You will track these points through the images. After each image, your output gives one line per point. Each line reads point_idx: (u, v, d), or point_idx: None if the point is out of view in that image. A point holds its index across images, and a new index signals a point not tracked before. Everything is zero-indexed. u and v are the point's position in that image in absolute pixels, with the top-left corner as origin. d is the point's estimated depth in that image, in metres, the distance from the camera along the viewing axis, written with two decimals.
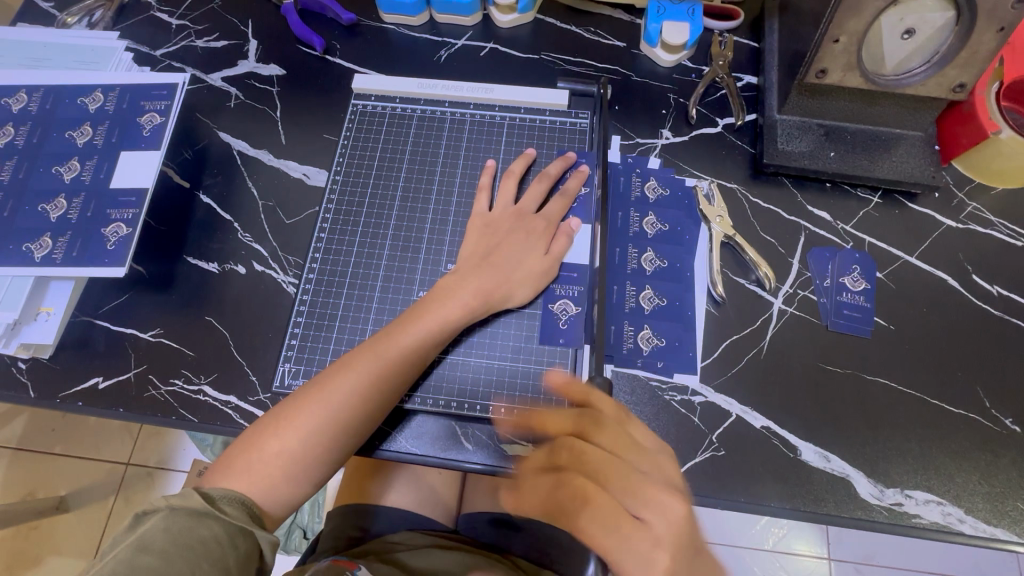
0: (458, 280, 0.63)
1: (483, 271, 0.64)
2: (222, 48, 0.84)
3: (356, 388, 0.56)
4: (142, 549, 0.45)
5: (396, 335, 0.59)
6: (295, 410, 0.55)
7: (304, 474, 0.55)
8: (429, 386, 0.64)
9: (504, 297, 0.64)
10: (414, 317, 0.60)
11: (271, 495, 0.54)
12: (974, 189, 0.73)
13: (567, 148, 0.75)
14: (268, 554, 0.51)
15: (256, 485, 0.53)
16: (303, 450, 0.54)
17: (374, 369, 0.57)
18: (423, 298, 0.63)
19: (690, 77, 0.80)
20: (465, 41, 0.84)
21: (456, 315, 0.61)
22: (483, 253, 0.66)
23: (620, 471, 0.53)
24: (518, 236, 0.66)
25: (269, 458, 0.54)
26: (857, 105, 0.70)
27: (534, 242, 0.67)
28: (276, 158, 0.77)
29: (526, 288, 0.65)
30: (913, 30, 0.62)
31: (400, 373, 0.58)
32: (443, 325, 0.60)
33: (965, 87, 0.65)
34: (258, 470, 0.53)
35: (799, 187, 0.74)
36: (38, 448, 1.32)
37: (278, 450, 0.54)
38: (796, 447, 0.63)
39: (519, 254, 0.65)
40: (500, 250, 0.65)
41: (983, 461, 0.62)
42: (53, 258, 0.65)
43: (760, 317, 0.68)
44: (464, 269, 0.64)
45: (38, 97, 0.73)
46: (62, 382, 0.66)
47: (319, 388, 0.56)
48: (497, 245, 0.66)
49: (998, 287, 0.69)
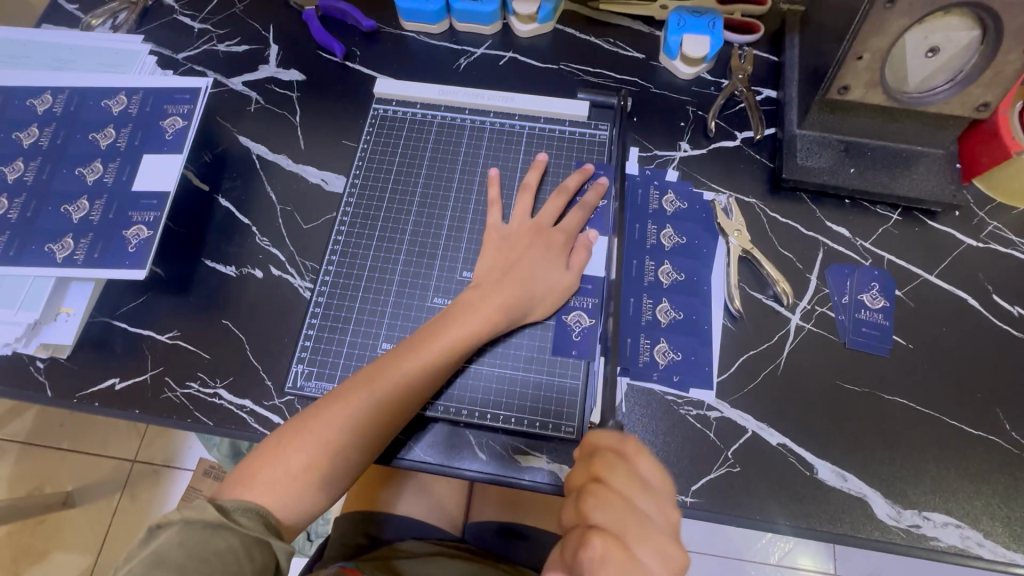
0: (479, 294, 0.63)
1: (506, 286, 0.63)
2: (243, 52, 0.85)
3: (375, 399, 0.56)
4: (157, 563, 0.45)
5: (417, 348, 0.59)
6: (314, 421, 0.56)
7: (321, 484, 0.55)
8: (448, 396, 0.63)
9: (525, 313, 0.64)
10: (435, 329, 0.60)
11: (288, 504, 0.54)
12: (995, 209, 0.72)
13: (585, 159, 0.75)
14: (283, 563, 0.50)
15: (273, 495, 0.53)
16: (321, 461, 0.55)
17: (394, 382, 0.57)
18: (445, 311, 0.63)
19: (709, 90, 0.80)
20: (484, 49, 0.84)
21: (477, 329, 0.61)
22: (504, 266, 0.65)
23: (636, 522, 0.46)
24: (538, 251, 0.66)
25: (285, 468, 0.54)
26: (877, 122, 0.70)
27: (554, 257, 0.66)
28: (295, 163, 0.78)
29: (546, 304, 0.65)
30: (937, 48, 0.62)
31: (420, 387, 0.58)
32: (463, 338, 0.60)
33: (989, 106, 0.64)
34: (281, 481, 0.54)
35: (817, 203, 0.74)
36: (47, 443, 1.32)
37: (301, 462, 0.54)
38: (813, 465, 0.62)
39: (538, 270, 0.65)
40: (521, 265, 0.65)
41: (1002, 484, 0.61)
42: (74, 259, 0.65)
43: (777, 333, 0.67)
44: (484, 283, 0.64)
45: (62, 99, 0.74)
46: (79, 382, 0.66)
47: (339, 398, 0.57)
48: (516, 260, 0.65)
49: (1019, 307, 0.68)
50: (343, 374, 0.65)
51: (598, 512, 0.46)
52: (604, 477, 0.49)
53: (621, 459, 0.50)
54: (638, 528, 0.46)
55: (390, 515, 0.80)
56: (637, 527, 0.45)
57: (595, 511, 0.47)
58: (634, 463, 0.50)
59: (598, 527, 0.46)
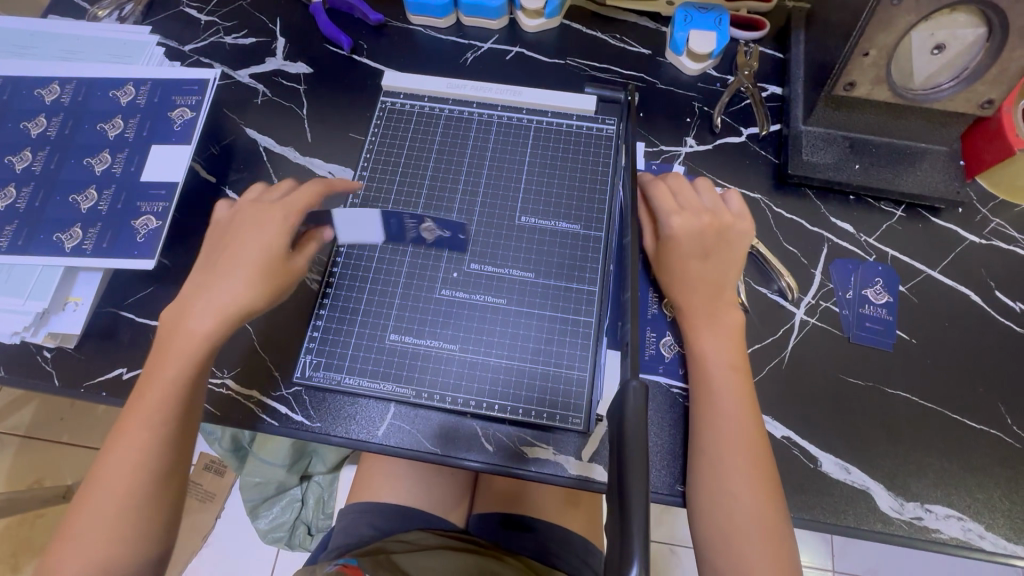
0: (195, 297, 0.61)
1: (207, 286, 0.60)
2: (250, 45, 0.85)
3: (137, 446, 0.56)
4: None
5: (153, 378, 0.58)
6: (103, 461, 0.56)
7: (147, 529, 0.55)
8: (301, 378, 0.66)
9: (233, 306, 0.59)
10: (161, 355, 0.59)
11: (115, 556, 0.54)
12: (998, 206, 0.73)
13: (592, 153, 0.75)
14: None
15: (98, 553, 0.53)
16: (114, 515, 0.54)
17: (148, 426, 0.56)
18: (165, 327, 0.60)
19: (715, 86, 0.81)
20: (491, 44, 0.84)
21: (188, 356, 0.58)
22: (215, 252, 0.63)
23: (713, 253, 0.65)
24: (250, 227, 0.62)
25: (94, 517, 0.54)
26: (883, 119, 0.70)
27: (260, 247, 0.61)
28: (302, 155, 0.78)
29: (255, 297, 0.60)
30: (943, 46, 0.63)
31: (165, 421, 0.57)
32: (175, 369, 0.58)
33: (993, 104, 0.65)
34: (97, 540, 0.54)
35: (821, 199, 0.74)
36: (47, 436, 1.32)
37: (99, 513, 0.54)
38: (816, 458, 0.63)
39: (237, 259, 0.61)
40: (232, 251, 0.62)
41: (1003, 477, 0.62)
42: (83, 248, 0.65)
43: (782, 327, 0.68)
44: (206, 285, 0.61)
45: (70, 89, 0.74)
46: (87, 371, 0.67)
47: (116, 443, 0.56)
48: (228, 240, 0.63)
49: (1020, 303, 0.69)
50: (352, 363, 0.65)
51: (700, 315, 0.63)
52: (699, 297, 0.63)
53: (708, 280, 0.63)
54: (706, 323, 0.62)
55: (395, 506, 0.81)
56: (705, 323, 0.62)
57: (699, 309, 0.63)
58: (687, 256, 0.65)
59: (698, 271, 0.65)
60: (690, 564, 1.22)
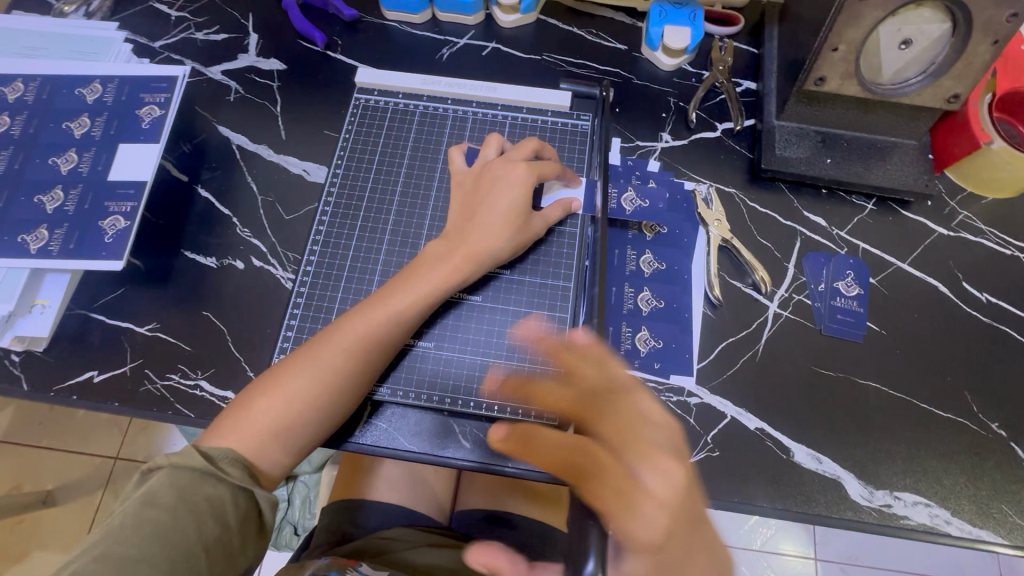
0: (448, 245, 0.63)
1: (471, 229, 0.63)
2: (221, 41, 0.83)
3: (333, 357, 0.56)
4: (149, 502, 0.46)
5: (371, 307, 0.59)
6: (278, 377, 0.55)
7: (307, 432, 0.55)
8: (398, 378, 0.64)
9: (493, 251, 0.63)
10: (406, 283, 0.60)
11: (268, 450, 0.53)
12: (966, 198, 0.74)
13: (568, 149, 0.75)
14: (268, 512, 0.51)
15: (268, 430, 0.53)
16: (291, 410, 0.54)
17: (348, 344, 0.57)
18: (426, 252, 0.63)
19: (690, 81, 0.81)
20: (466, 40, 0.84)
21: (430, 290, 0.60)
22: (474, 203, 0.65)
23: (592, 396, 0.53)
24: (503, 185, 0.64)
25: (262, 412, 0.53)
26: (853, 113, 0.71)
27: (523, 193, 0.64)
28: (275, 153, 0.77)
29: (511, 239, 0.64)
30: (910, 40, 0.63)
31: (385, 345, 0.58)
32: (422, 295, 0.60)
33: (959, 98, 0.66)
34: (249, 427, 0.53)
35: (794, 193, 0.75)
36: (25, 441, 1.30)
37: (267, 409, 0.54)
38: (789, 449, 0.64)
39: (491, 214, 0.63)
40: (494, 200, 0.64)
41: (970, 463, 0.63)
42: (49, 250, 0.64)
43: (756, 320, 0.69)
44: (447, 238, 0.63)
45: (34, 87, 0.72)
46: (56, 375, 0.65)
47: (304, 353, 0.56)
48: (489, 195, 0.64)
49: (987, 294, 0.70)
50: None
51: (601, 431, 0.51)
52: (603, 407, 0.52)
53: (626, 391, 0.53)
54: (634, 449, 0.49)
55: (376, 504, 0.81)
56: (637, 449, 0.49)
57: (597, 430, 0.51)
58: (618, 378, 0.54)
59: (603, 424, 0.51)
60: None
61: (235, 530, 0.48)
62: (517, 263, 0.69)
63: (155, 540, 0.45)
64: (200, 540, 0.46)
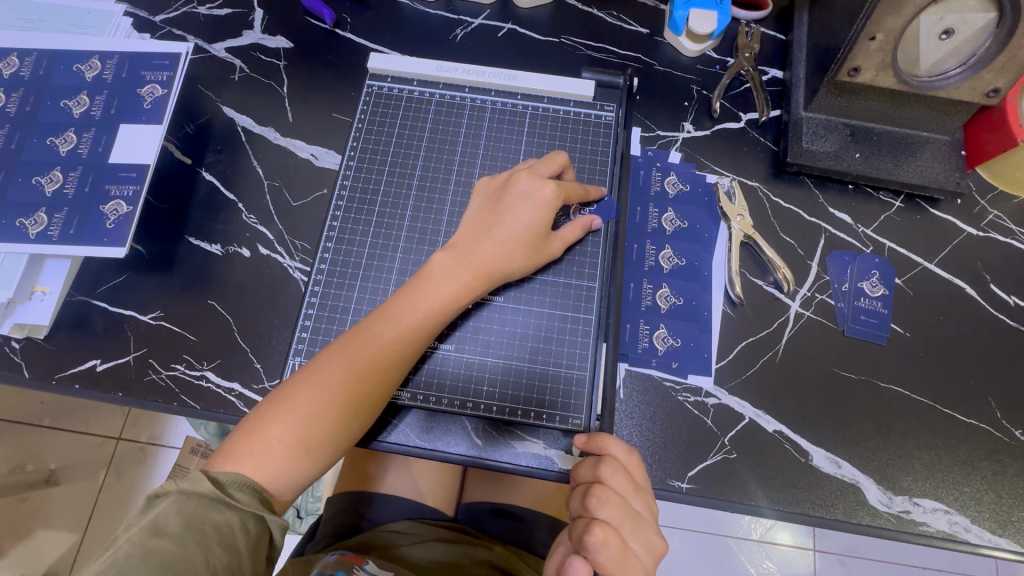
0: (452, 257, 0.59)
1: (480, 245, 0.59)
2: (225, 16, 0.80)
3: (344, 380, 0.53)
4: (155, 531, 0.44)
5: (379, 327, 0.56)
6: (294, 397, 0.53)
7: (324, 452, 0.53)
8: (431, 393, 0.61)
9: (504, 270, 0.60)
10: (412, 297, 0.57)
11: (285, 473, 0.51)
12: (996, 197, 0.72)
13: (588, 140, 0.72)
14: (278, 537, 0.50)
15: (284, 453, 0.51)
16: (307, 435, 0.52)
17: (356, 362, 0.54)
18: (429, 268, 0.58)
19: (714, 69, 0.78)
20: (482, 20, 0.80)
21: (433, 312, 0.57)
22: (493, 215, 0.61)
23: (630, 519, 0.50)
24: (521, 201, 0.60)
25: (272, 437, 0.51)
26: (885, 107, 0.68)
27: (546, 209, 0.60)
28: (282, 137, 0.74)
29: (523, 258, 0.60)
30: (952, 31, 0.60)
31: (390, 364, 0.55)
32: (426, 318, 0.57)
33: (999, 92, 0.63)
34: (263, 453, 0.51)
35: (820, 188, 0.73)
36: (28, 420, 1.29)
37: (283, 432, 0.51)
38: (808, 452, 0.62)
39: (505, 237, 0.59)
40: (508, 220, 0.60)
41: (991, 470, 0.62)
42: (49, 235, 0.62)
43: (777, 320, 0.67)
44: (457, 245, 0.60)
45: (30, 62, 0.69)
46: (58, 364, 0.64)
47: (314, 375, 0.53)
48: (505, 205, 0.60)
49: (1014, 297, 0.68)
50: None
51: (599, 509, 0.50)
52: (605, 479, 0.52)
53: (620, 464, 0.53)
54: (632, 524, 0.50)
55: (384, 497, 0.80)
56: (633, 525, 0.50)
57: (597, 508, 0.50)
58: (612, 454, 0.53)
59: (600, 521, 0.50)
60: (678, 544, 1.24)
61: (246, 556, 0.47)
62: (552, 266, 0.66)
63: (162, 571, 0.43)
64: (208, 565, 0.44)
